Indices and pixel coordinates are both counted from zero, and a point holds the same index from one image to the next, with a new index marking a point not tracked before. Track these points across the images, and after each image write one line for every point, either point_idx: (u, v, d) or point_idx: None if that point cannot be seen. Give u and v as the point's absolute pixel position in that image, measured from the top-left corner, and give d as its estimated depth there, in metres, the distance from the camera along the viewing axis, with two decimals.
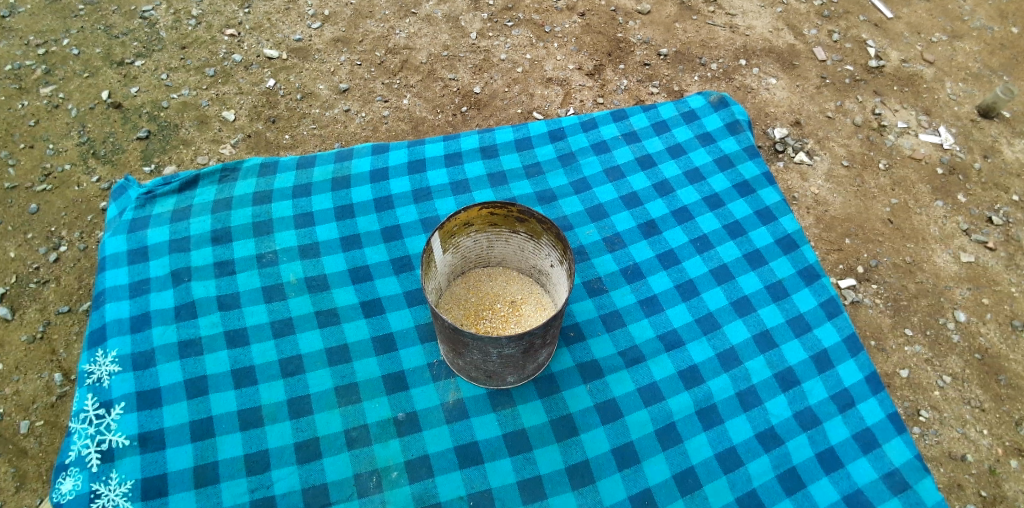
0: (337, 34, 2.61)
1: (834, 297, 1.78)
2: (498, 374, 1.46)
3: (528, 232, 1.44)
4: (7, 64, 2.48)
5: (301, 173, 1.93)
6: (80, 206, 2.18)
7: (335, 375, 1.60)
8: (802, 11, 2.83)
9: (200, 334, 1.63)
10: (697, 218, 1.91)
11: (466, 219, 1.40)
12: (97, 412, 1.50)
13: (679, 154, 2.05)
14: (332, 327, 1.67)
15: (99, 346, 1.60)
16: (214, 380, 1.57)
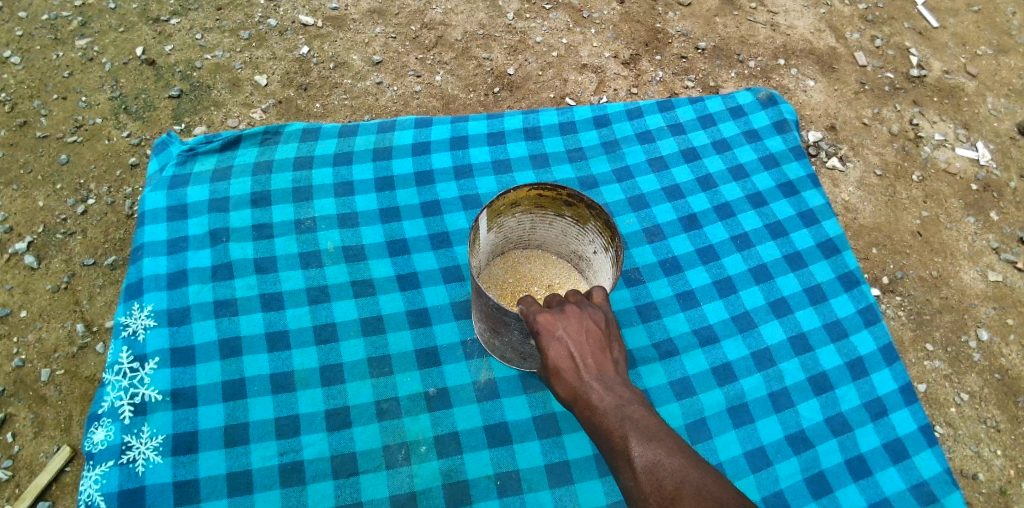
0: (373, 6, 2.59)
1: (873, 305, 1.76)
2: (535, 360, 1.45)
3: (574, 216, 1.42)
4: (44, 13, 2.49)
5: (342, 141, 1.93)
6: (110, 160, 2.20)
7: (369, 345, 1.61)
8: (846, 14, 2.77)
9: (236, 296, 1.65)
10: (739, 215, 1.89)
11: (513, 198, 1.38)
12: (131, 365, 1.52)
13: (724, 149, 2.03)
14: (367, 297, 1.68)
15: (135, 299, 1.61)
16: (249, 342, 1.59)
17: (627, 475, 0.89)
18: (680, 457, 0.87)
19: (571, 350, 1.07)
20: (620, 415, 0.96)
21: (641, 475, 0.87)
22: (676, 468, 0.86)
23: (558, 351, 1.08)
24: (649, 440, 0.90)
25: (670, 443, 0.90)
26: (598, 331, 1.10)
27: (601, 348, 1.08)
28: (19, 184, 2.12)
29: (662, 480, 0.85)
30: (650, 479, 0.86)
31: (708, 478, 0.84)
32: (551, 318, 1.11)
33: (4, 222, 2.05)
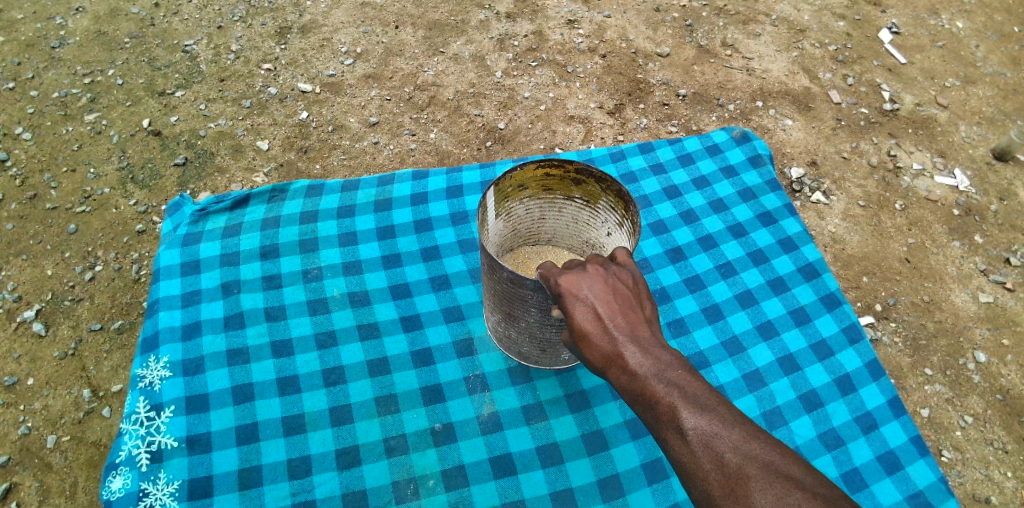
0: (368, 70, 2.73)
1: (856, 323, 1.80)
2: (554, 348, 1.49)
3: (584, 195, 1.49)
4: (55, 92, 2.62)
5: (345, 195, 2.02)
6: (117, 227, 2.27)
7: (376, 385, 1.64)
8: (817, 56, 2.91)
9: (247, 344, 1.68)
10: (721, 245, 1.95)
11: (523, 178, 1.45)
12: (148, 414, 1.54)
13: (704, 185, 2.11)
14: (373, 340, 1.72)
15: (151, 351, 1.64)
16: (261, 387, 1.61)
17: (680, 448, 0.90)
18: (740, 428, 0.90)
19: (597, 311, 1.07)
20: (666, 382, 0.97)
21: (698, 450, 0.88)
22: (737, 441, 0.87)
23: (585, 313, 1.08)
24: (703, 411, 0.92)
25: (726, 414, 0.92)
26: (626, 290, 1.10)
27: (628, 307, 1.08)
28: (28, 254, 2.19)
29: (723, 452, 0.87)
30: (710, 451, 0.87)
31: (770, 449, 0.87)
32: (576, 279, 1.11)
33: (13, 291, 2.10)
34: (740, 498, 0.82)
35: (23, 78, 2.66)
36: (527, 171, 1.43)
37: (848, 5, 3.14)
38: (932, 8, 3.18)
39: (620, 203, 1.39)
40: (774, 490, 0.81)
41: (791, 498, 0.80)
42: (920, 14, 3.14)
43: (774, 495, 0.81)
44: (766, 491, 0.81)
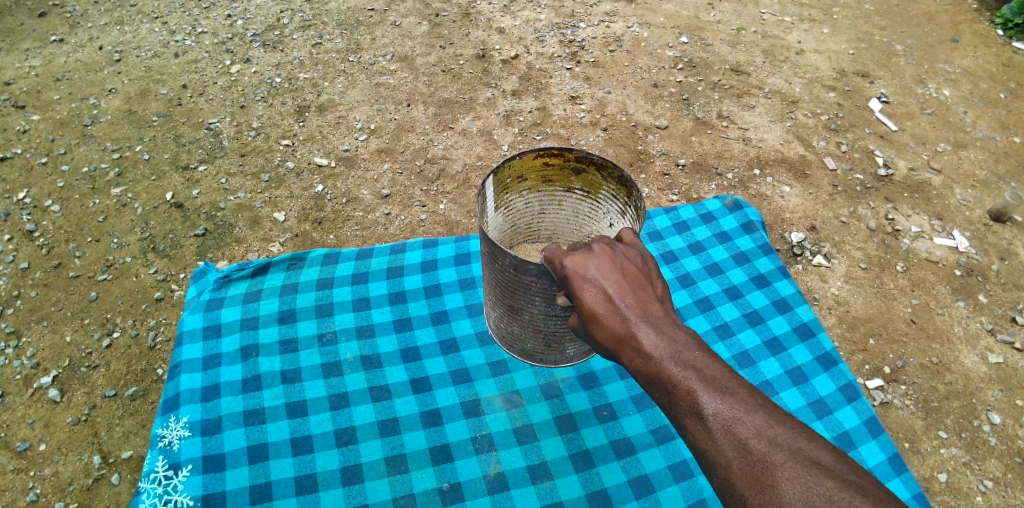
0: (382, 146, 2.87)
1: (852, 382, 1.83)
2: (558, 341, 1.57)
3: (584, 184, 1.57)
4: (84, 166, 2.77)
5: (360, 262, 2.10)
6: (136, 295, 2.34)
7: (386, 445, 1.68)
8: (810, 125, 3.04)
9: (264, 405, 1.73)
10: (718, 307, 1.99)
11: (522, 168, 1.53)
12: (166, 473, 1.57)
13: (699, 251, 2.17)
14: (384, 401, 1.77)
15: (172, 412, 1.69)
16: (276, 446, 1.65)
17: (700, 434, 0.94)
18: (763, 413, 0.94)
19: (607, 292, 1.11)
20: (685, 366, 1.00)
21: (719, 436, 0.92)
22: (761, 427, 0.92)
23: (595, 295, 1.12)
24: (725, 396, 0.96)
25: (748, 398, 0.96)
26: (634, 270, 1.15)
27: (636, 287, 1.13)
28: (49, 321, 2.25)
29: (749, 441, 0.91)
30: (735, 438, 0.91)
31: (793, 434, 0.91)
32: (582, 260, 1.15)
33: (32, 357, 2.15)
34: (769, 489, 0.86)
35: (55, 154, 2.81)
36: (527, 162, 1.51)
37: (837, 77, 3.31)
38: (919, 78, 3.34)
39: (620, 187, 1.46)
40: (802, 480, 0.85)
41: (821, 487, 0.84)
42: (908, 84, 3.29)
43: (803, 485, 0.85)
44: (794, 480, 0.85)
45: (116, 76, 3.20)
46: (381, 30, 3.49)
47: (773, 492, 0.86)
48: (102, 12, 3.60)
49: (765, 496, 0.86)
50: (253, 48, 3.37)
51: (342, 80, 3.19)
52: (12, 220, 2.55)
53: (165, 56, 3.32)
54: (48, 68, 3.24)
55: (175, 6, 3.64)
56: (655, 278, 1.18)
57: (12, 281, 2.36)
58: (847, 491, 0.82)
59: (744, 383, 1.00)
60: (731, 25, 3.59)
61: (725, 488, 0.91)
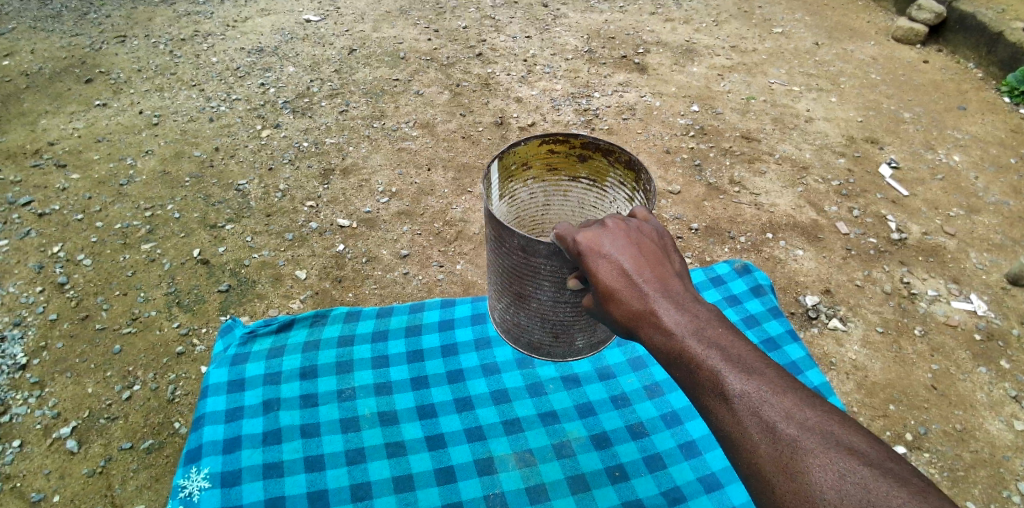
0: (402, 208, 2.97)
1: None
2: (567, 332, 1.54)
3: (590, 171, 1.62)
4: (118, 223, 2.89)
5: (380, 321, 2.19)
6: (158, 348, 2.39)
7: (400, 501, 1.74)
8: (821, 190, 3.10)
9: (283, 458, 1.80)
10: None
11: (527, 155, 1.58)
12: None
13: None
14: (399, 458, 1.83)
15: (193, 463, 1.75)
16: (292, 499, 1.71)
17: (726, 417, 0.93)
18: (792, 393, 0.93)
19: (622, 267, 1.08)
20: (708, 344, 0.98)
21: (744, 418, 0.91)
22: (790, 410, 0.91)
23: (610, 270, 1.09)
24: (751, 376, 0.94)
25: (775, 379, 0.95)
26: (649, 245, 1.12)
27: (653, 262, 1.10)
28: (72, 372, 2.30)
29: (778, 424, 0.90)
30: (764, 422, 0.90)
31: (824, 417, 0.90)
32: (596, 236, 1.12)
33: (54, 407, 2.19)
34: (800, 476, 0.86)
35: (90, 211, 2.95)
36: (532, 148, 1.56)
37: (846, 143, 3.39)
38: (928, 144, 3.41)
39: (625, 171, 1.50)
40: (836, 468, 0.84)
41: (856, 475, 0.83)
42: (917, 150, 3.36)
43: (837, 473, 0.84)
44: (827, 466, 0.85)
45: (153, 138, 3.38)
46: (405, 98, 3.67)
47: (804, 478, 0.86)
48: (144, 80, 3.84)
49: (794, 483, 0.86)
50: (284, 115, 3.55)
51: (366, 145, 3.34)
52: (45, 272, 2.65)
53: (200, 120, 3.51)
54: (90, 130, 3.43)
55: (212, 75, 3.88)
56: (671, 251, 1.17)
57: (40, 332, 2.43)
58: (884, 479, 0.82)
59: (770, 361, 0.99)
60: (740, 94, 3.72)
61: (752, 472, 0.91)
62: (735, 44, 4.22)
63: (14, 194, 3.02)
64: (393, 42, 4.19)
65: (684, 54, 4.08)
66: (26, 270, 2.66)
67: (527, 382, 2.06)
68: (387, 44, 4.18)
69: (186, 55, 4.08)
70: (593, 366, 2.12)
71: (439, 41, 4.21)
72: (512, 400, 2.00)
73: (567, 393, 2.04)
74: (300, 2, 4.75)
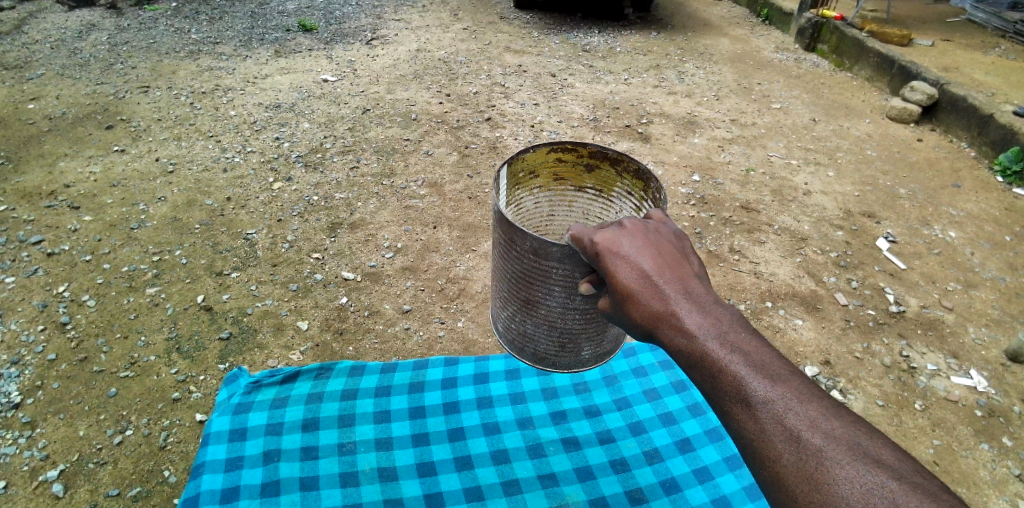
0: (407, 263, 3.02)
1: None
2: (575, 342, 1.53)
3: (597, 181, 1.68)
4: (125, 266, 2.93)
5: (384, 376, 2.25)
6: (154, 393, 2.37)
7: None
8: (820, 261, 3.15)
9: None
10: (727, 438, 2.13)
11: (535, 163, 1.65)
12: None
13: None
14: None
15: None
16: None
17: (750, 424, 0.98)
18: (816, 403, 0.99)
19: (641, 269, 1.10)
20: (731, 348, 1.03)
21: (769, 425, 0.97)
22: (814, 419, 0.96)
23: (630, 272, 1.11)
24: (776, 383, 1.00)
25: (799, 388, 1.00)
26: (666, 248, 1.15)
27: (671, 264, 1.13)
28: (65, 414, 2.29)
29: (803, 434, 0.95)
30: (789, 431, 0.96)
31: (849, 428, 0.96)
32: (615, 238, 1.15)
33: (43, 449, 2.17)
34: (824, 486, 0.92)
35: (99, 253, 2.99)
36: (541, 156, 1.64)
37: (844, 216, 3.47)
38: (924, 219, 3.49)
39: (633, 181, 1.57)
40: (863, 480, 0.90)
41: (883, 489, 0.88)
42: (913, 225, 3.43)
43: (864, 486, 0.90)
44: (852, 478, 0.91)
45: (167, 185, 3.47)
46: (414, 158, 3.79)
47: (830, 489, 0.91)
48: (163, 129, 3.98)
49: (820, 494, 0.92)
50: (296, 168, 3.65)
51: (375, 201, 3.42)
52: (48, 311, 2.67)
53: (214, 170, 3.61)
54: (106, 175, 3.52)
55: (230, 127, 4.02)
56: (690, 253, 1.20)
57: (37, 372, 2.43)
58: (912, 492, 0.87)
59: (793, 368, 1.04)
60: (740, 166, 3.83)
61: (773, 479, 0.97)
62: (734, 118, 4.39)
63: (25, 233, 3.08)
64: (406, 104, 4.35)
65: (686, 126, 4.23)
66: (29, 308, 2.68)
67: (527, 443, 2.08)
68: (399, 106, 4.34)
69: (205, 107, 4.24)
70: (594, 429, 2.14)
71: (450, 105, 4.38)
72: (510, 460, 2.02)
73: (567, 456, 2.05)
74: (319, 63, 4.97)
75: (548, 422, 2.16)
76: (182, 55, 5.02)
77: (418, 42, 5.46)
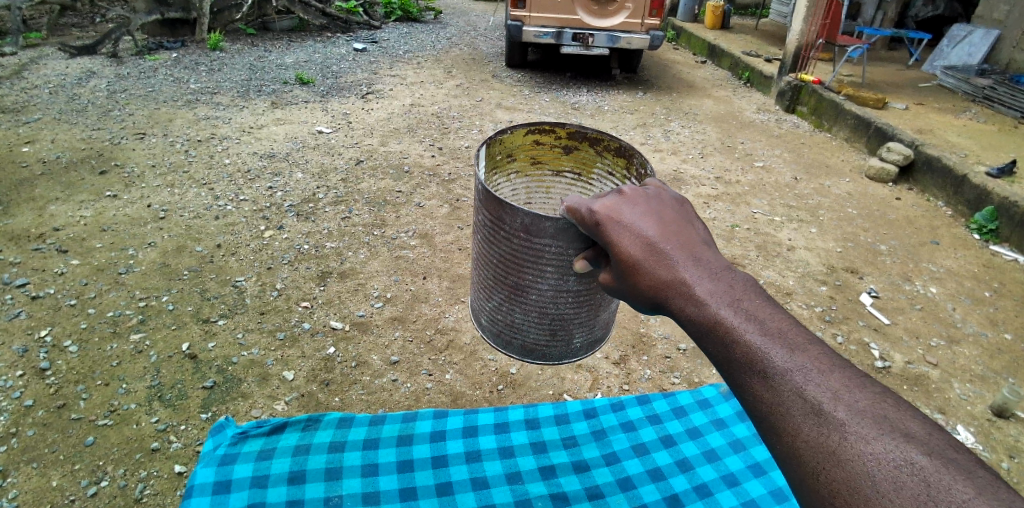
0: (395, 313, 3.02)
1: None
2: (566, 328, 1.63)
3: (574, 162, 1.86)
4: (110, 311, 2.90)
5: (372, 427, 2.22)
6: (133, 443, 2.31)
7: None
8: (805, 316, 3.18)
9: None
10: (716, 493, 2.10)
11: (513, 145, 1.81)
12: None
13: (697, 435, 2.31)
14: None
15: None
16: None
17: (764, 394, 0.90)
18: (839, 373, 0.89)
19: (641, 234, 1.08)
20: (745, 316, 0.95)
21: (785, 395, 0.88)
22: (837, 391, 0.87)
23: (632, 240, 1.08)
24: (797, 353, 0.91)
25: (820, 357, 0.91)
26: (671, 215, 1.11)
27: (675, 230, 1.09)
28: (39, 463, 2.21)
29: (825, 407, 0.86)
30: (809, 404, 0.87)
31: (875, 399, 0.86)
32: (615, 208, 1.13)
33: (13, 500, 2.09)
34: (848, 463, 0.82)
35: (85, 297, 2.97)
36: (520, 138, 1.80)
37: (827, 272, 3.53)
38: (905, 275, 3.56)
39: (613, 158, 1.74)
40: (891, 455, 0.80)
41: (914, 467, 0.78)
42: (895, 281, 3.50)
43: (891, 462, 0.80)
44: (880, 455, 0.81)
45: (158, 231, 3.48)
46: (406, 209, 3.84)
47: (853, 466, 0.81)
48: (157, 175, 4.02)
49: (841, 471, 0.82)
50: (288, 217, 3.68)
51: (365, 251, 3.44)
52: (27, 356, 2.62)
53: (206, 217, 3.62)
54: (97, 219, 3.52)
55: (223, 175, 4.06)
56: (696, 222, 1.15)
57: (12, 418, 2.36)
58: (945, 468, 0.77)
59: (813, 336, 0.95)
60: (725, 221, 3.92)
61: (791, 457, 0.87)
62: (719, 175, 4.51)
63: (10, 276, 3.05)
64: (399, 157, 4.45)
65: (672, 182, 4.34)
66: (9, 353, 2.63)
67: (516, 498, 2.04)
68: (392, 158, 4.43)
69: (200, 155, 4.29)
70: (583, 484, 2.11)
71: (442, 158, 4.48)
72: None
73: None
74: (315, 115, 5.08)
75: (537, 476, 2.13)
76: (179, 104, 5.12)
77: (412, 96, 5.62)
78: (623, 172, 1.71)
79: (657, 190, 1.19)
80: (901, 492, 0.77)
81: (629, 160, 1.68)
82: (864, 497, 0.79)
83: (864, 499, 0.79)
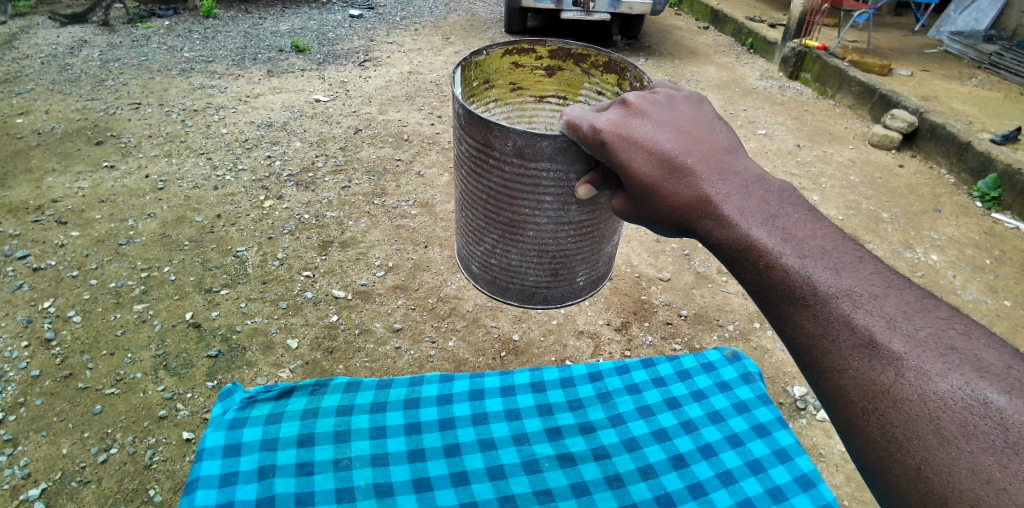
0: (397, 282, 3.02)
1: None
2: (567, 266, 1.66)
3: (558, 84, 1.89)
4: (112, 282, 2.90)
5: (379, 391, 2.24)
6: (140, 411, 2.33)
7: None
8: None
9: None
10: (720, 454, 2.13)
11: (491, 69, 1.79)
12: None
13: (700, 398, 2.34)
14: None
15: None
16: None
17: (807, 323, 0.92)
18: (895, 296, 0.89)
19: (653, 151, 1.08)
20: (782, 237, 0.96)
21: (836, 324, 0.89)
22: (892, 318, 0.87)
23: (646, 159, 1.08)
24: (844, 276, 0.91)
25: (872, 278, 0.91)
26: (684, 124, 1.12)
27: (692, 139, 1.09)
28: (48, 431, 2.24)
29: (879, 338, 0.86)
30: (860, 335, 0.87)
31: (939, 328, 0.86)
32: (623, 122, 1.12)
33: (24, 467, 2.12)
34: (906, 405, 0.83)
35: (87, 268, 2.96)
36: (497, 61, 1.78)
37: None
38: (906, 243, 3.56)
39: (602, 75, 1.76)
40: (959, 395, 0.80)
41: (986, 408, 0.78)
42: (896, 248, 3.50)
43: (961, 401, 0.80)
44: (946, 394, 0.81)
45: (156, 202, 3.45)
46: (405, 178, 3.81)
47: (911, 406, 0.82)
48: (153, 146, 3.97)
49: (900, 414, 0.83)
50: (287, 187, 3.66)
51: (365, 220, 3.43)
52: (32, 327, 2.63)
53: (205, 188, 3.60)
54: (95, 191, 3.49)
55: (221, 145, 4.02)
56: (713, 126, 1.15)
57: (20, 388, 2.39)
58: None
59: (864, 255, 0.95)
60: None
61: (839, 395, 0.89)
62: None
63: (10, 248, 3.05)
64: (398, 125, 4.40)
65: None
66: (13, 324, 2.64)
67: (522, 459, 2.09)
68: (391, 126, 4.38)
69: (196, 125, 4.24)
70: (588, 445, 2.15)
71: (442, 126, 4.43)
72: (507, 477, 2.02)
73: (562, 472, 2.05)
74: (312, 83, 5.01)
75: (542, 438, 2.17)
76: (173, 73, 5.04)
77: (410, 64, 5.53)
78: (613, 88, 1.74)
79: (667, 97, 1.18)
80: (973, 440, 0.78)
81: (619, 74, 1.70)
82: (925, 443, 0.81)
83: (923, 443, 0.81)
